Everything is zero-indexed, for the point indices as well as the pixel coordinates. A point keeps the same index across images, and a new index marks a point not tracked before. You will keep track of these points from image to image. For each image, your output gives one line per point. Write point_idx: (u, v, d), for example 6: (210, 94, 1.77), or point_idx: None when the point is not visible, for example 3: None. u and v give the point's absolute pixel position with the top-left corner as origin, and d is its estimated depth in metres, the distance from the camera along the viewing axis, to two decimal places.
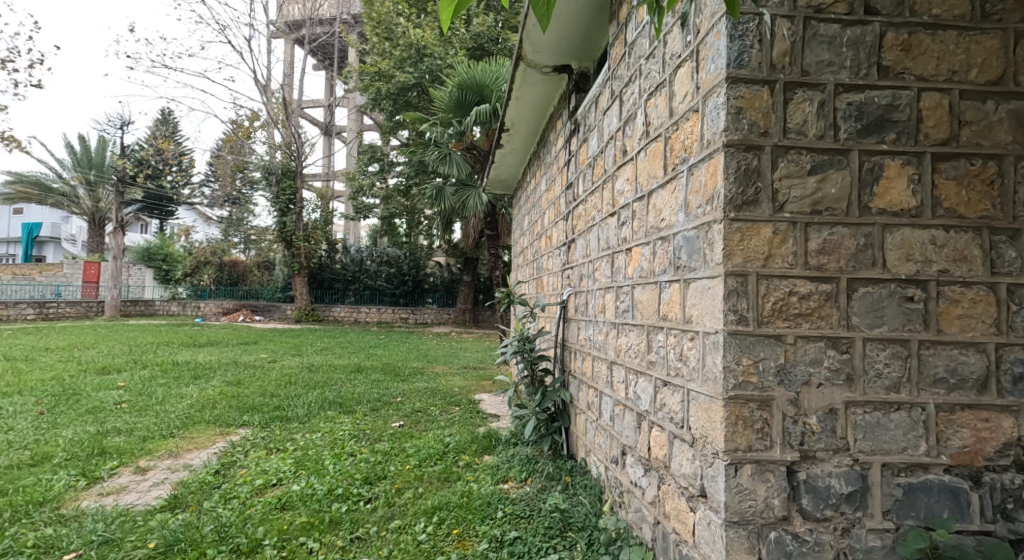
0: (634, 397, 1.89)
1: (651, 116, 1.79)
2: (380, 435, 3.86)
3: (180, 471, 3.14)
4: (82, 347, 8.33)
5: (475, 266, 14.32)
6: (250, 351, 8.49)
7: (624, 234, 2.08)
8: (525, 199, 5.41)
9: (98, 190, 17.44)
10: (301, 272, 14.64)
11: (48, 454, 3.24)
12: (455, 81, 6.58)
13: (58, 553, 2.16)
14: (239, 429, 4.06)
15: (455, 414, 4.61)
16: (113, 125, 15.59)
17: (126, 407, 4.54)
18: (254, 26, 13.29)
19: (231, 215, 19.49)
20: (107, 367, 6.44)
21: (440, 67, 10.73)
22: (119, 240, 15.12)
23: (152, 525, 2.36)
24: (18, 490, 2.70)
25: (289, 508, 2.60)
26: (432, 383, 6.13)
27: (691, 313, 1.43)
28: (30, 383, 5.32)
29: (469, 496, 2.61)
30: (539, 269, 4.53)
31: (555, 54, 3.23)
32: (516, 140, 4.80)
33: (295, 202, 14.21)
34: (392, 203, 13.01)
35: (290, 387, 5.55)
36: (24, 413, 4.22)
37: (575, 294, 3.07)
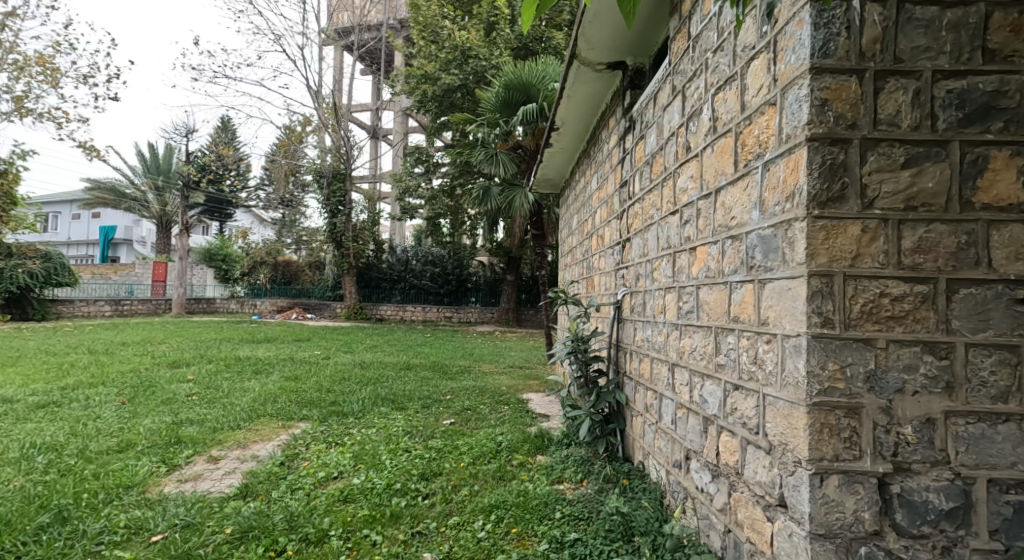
0: (700, 400, 1.83)
1: (719, 110, 1.74)
2: (433, 432, 3.92)
3: (249, 461, 3.30)
4: (154, 342, 8.93)
5: (518, 266, 14.39)
6: (303, 348, 8.85)
7: (687, 233, 2.03)
8: (574, 198, 5.38)
9: (166, 195, 18.59)
10: (349, 272, 15.11)
11: (132, 442, 3.47)
12: (502, 81, 6.61)
13: (147, 534, 2.32)
14: (299, 423, 4.23)
15: (504, 413, 4.62)
16: (180, 132, 16.60)
17: (196, 399, 4.82)
18: (306, 35, 13.86)
19: (286, 217, 20.37)
20: (177, 361, 6.87)
21: (485, 68, 10.81)
22: (184, 242, 16.06)
23: (227, 511, 2.49)
24: (107, 474, 2.91)
25: (351, 501, 2.68)
26: (478, 381, 6.19)
27: (767, 315, 1.38)
28: (110, 375, 5.74)
29: (525, 496, 2.61)
30: (590, 268, 4.49)
31: (610, 51, 3.19)
32: (566, 139, 4.76)
33: (345, 203, 14.67)
34: (437, 203, 12.93)
35: (345, 383, 5.74)
36: (108, 403, 4.55)
37: (631, 294, 3.02)
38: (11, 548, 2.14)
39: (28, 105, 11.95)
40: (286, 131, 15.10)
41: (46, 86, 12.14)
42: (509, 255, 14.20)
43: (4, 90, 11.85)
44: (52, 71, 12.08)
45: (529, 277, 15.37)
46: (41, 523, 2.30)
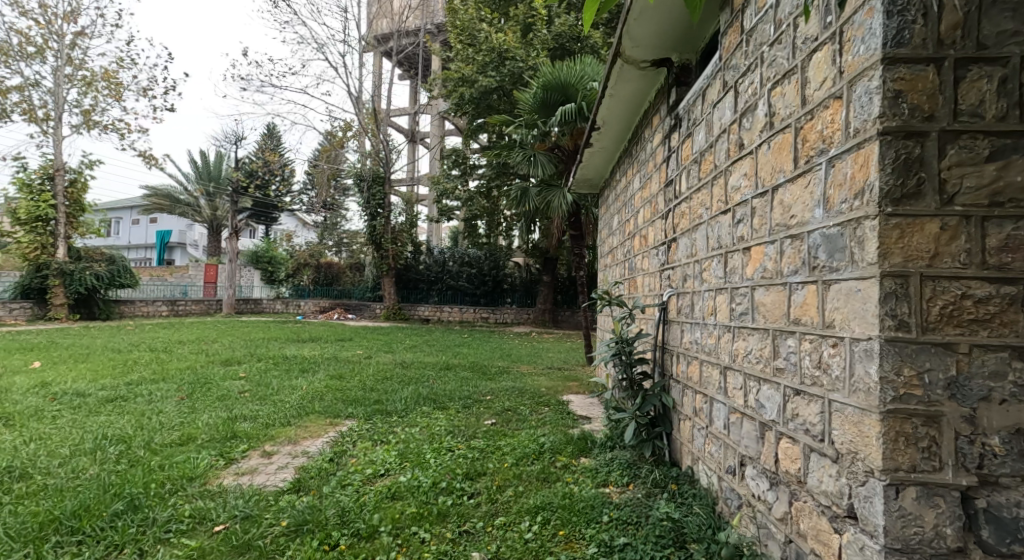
0: (755, 405, 1.77)
1: (775, 105, 1.69)
2: (474, 432, 3.94)
3: (300, 457, 3.41)
4: (207, 340, 9.36)
5: (554, 266, 14.34)
6: (346, 348, 9.09)
7: (740, 233, 1.97)
8: (614, 198, 5.32)
9: (217, 200, 19.45)
10: (389, 273, 15.42)
11: (192, 435, 3.64)
12: (540, 81, 6.58)
13: (210, 524, 2.43)
14: (346, 420, 4.34)
15: (545, 414, 4.61)
16: (230, 140, 17.34)
17: (248, 395, 5.02)
18: (346, 43, 14.22)
19: (329, 220, 20.96)
20: (230, 359, 7.17)
21: (522, 70, 10.81)
22: (234, 244, 16.74)
23: (282, 505, 2.58)
24: (171, 466, 3.06)
25: (399, 498, 2.73)
26: (517, 382, 6.20)
27: (832, 317, 1.32)
28: (169, 372, 6.05)
29: (571, 498, 2.59)
30: (633, 269, 4.43)
31: (655, 47, 3.12)
32: (607, 138, 4.70)
33: (384, 206, 15.02)
34: (474, 205, 13.08)
35: (387, 382, 5.86)
36: (169, 398, 4.78)
37: (678, 295, 2.96)
38: (91, 533, 2.29)
39: (94, 118, 12.74)
40: (328, 136, 15.35)
41: (109, 100, 12.91)
42: (545, 255, 14.16)
43: (74, 105, 12.66)
44: (115, 86, 12.83)
45: (566, 278, 15.27)
46: (116, 510, 2.44)
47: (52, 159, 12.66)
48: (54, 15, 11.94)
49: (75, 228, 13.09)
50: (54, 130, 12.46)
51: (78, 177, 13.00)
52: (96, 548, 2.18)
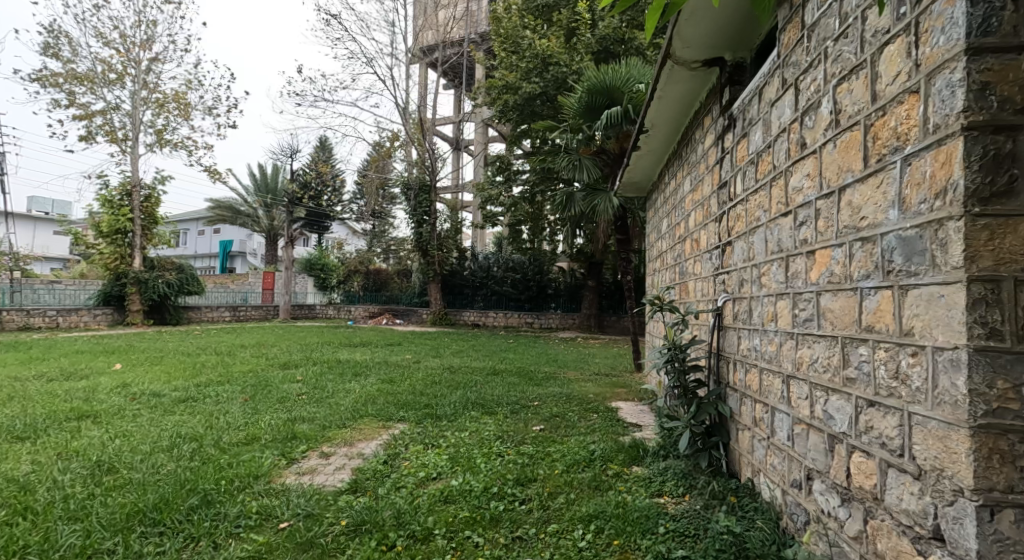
0: (824, 416, 1.69)
1: (842, 102, 1.61)
2: (523, 438, 3.93)
3: (356, 458, 3.51)
4: (267, 345, 9.80)
5: (599, 270, 14.19)
6: (395, 352, 9.29)
7: (803, 236, 1.89)
8: (663, 202, 5.21)
9: (274, 210, 20.37)
10: (435, 279, 15.70)
11: (256, 435, 3.81)
12: (585, 85, 6.53)
13: (276, 521, 2.53)
14: (397, 424, 4.43)
15: (593, 421, 4.55)
16: (285, 153, 18.14)
17: (305, 398, 5.22)
18: (394, 56, 14.62)
19: (378, 228, 21.55)
20: (287, 363, 7.47)
21: (566, 74, 10.79)
22: (289, 253, 17.48)
23: (341, 505, 2.66)
24: (238, 464, 3.21)
25: (451, 502, 2.76)
26: (564, 388, 6.16)
27: (911, 325, 1.25)
28: (232, 374, 6.36)
29: (625, 508, 2.54)
30: (684, 273, 4.32)
31: (707, 47, 3.06)
32: (655, 140, 4.62)
33: (430, 213, 15.34)
34: (518, 210, 13.13)
35: (436, 386, 5.95)
36: (233, 399, 5.03)
37: (734, 301, 2.86)
38: (171, 526, 2.43)
39: (166, 136, 13.62)
40: (376, 147, 15.77)
41: (178, 119, 13.77)
42: (590, 260, 14.03)
43: (148, 125, 13.59)
44: (183, 106, 13.68)
45: (611, 282, 15.07)
46: (191, 505, 2.58)
47: (129, 176, 13.62)
48: (132, 44, 12.88)
49: (149, 239, 14.02)
50: (131, 149, 13.40)
51: (152, 192, 13.93)
52: (175, 540, 2.32)
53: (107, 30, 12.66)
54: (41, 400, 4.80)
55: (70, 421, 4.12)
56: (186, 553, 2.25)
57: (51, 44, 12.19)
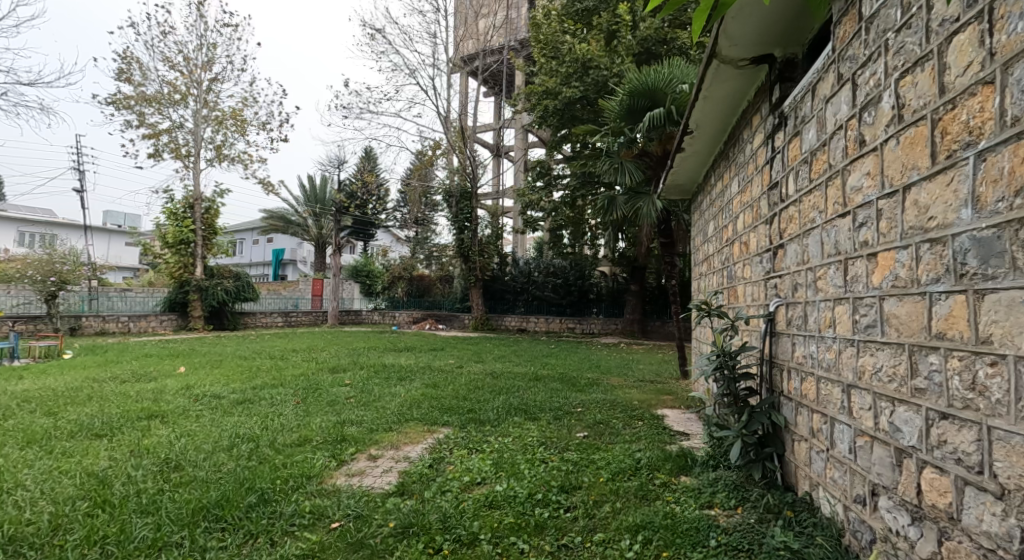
0: (889, 428, 1.60)
1: (905, 96, 1.53)
2: (567, 445, 3.90)
3: (402, 461, 3.56)
4: (317, 349, 10.12)
5: (642, 275, 13.96)
6: (439, 357, 9.41)
7: (863, 237, 1.79)
8: (709, 204, 5.08)
9: (322, 220, 21.05)
10: (476, 284, 15.84)
11: (308, 437, 3.94)
12: (626, 88, 6.47)
13: (328, 521, 2.60)
14: (442, 428, 4.48)
15: (639, 429, 4.46)
16: (332, 164, 18.75)
17: (353, 401, 5.35)
18: (436, 67, 14.90)
19: (421, 235, 21.93)
20: (336, 367, 7.69)
21: (607, 77, 10.70)
22: (337, 260, 18.01)
23: (389, 506, 2.71)
24: (292, 464, 3.32)
25: (496, 507, 2.76)
26: (608, 394, 6.07)
27: (989, 332, 1.18)
28: (286, 378, 6.59)
29: (673, 519, 2.48)
30: (732, 278, 4.19)
31: (755, 44, 2.97)
32: (700, 142, 4.51)
33: (471, 220, 15.53)
34: (559, 215, 13.10)
35: (479, 391, 5.98)
36: (287, 402, 5.21)
37: (788, 306, 2.75)
38: (232, 522, 2.54)
39: (224, 152, 14.33)
40: (418, 156, 16.06)
41: (235, 135, 14.47)
42: (632, 264, 13.82)
43: (207, 141, 14.34)
44: (240, 122, 14.37)
45: (655, 287, 14.80)
46: (250, 503, 2.69)
47: (191, 189, 14.39)
48: (194, 66, 13.64)
49: (209, 249, 14.75)
50: (193, 164, 14.16)
51: (211, 204, 14.67)
52: (236, 536, 2.42)
53: (173, 54, 13.47)
54: (115, 400, 5.12)
55: (141, 420, 4.37)
56: (246, 548, 2.35)
57: (124, 70, 13.06)
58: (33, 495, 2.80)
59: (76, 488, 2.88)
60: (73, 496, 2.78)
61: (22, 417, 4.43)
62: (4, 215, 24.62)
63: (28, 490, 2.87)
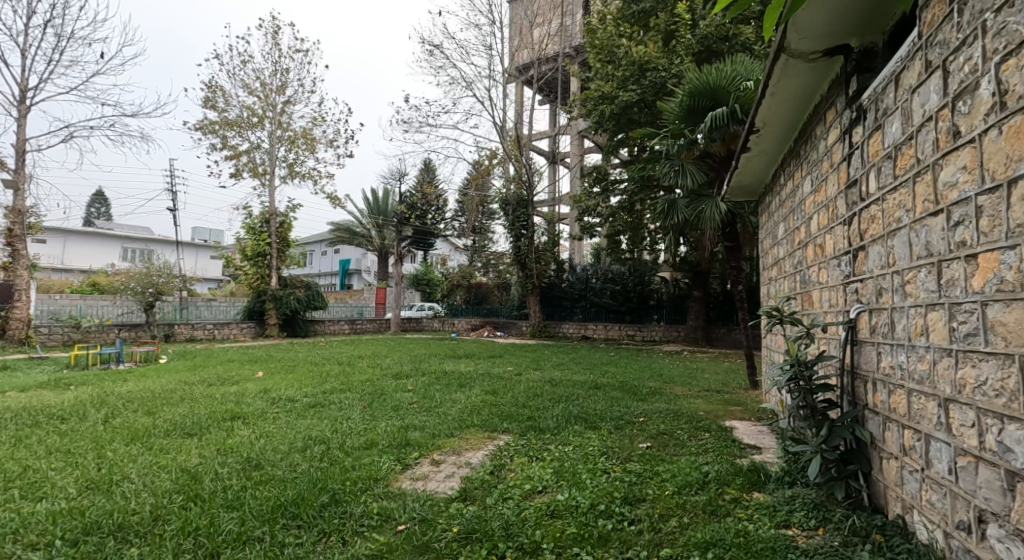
0: (998, 448, 1.47)
1: (1010, 82, 1.41)
2: (630, 455, 3.79)
3: (464, 467, 3.59)
4: (380, 356, 10.44)
5: (705, 280, 13.49)
6: (498, 364, 9.46)
7: (959, 237, 1.65)
8: (779, 205, 4.84)
9: (385, 230, 21.78)
10: (534, 291, 15.86)
11: (375, 440, 4.05)
12: (687, 88, 6.30)
13: (394, 523, 2.66)
14: (502, 435, 4.49)
15: (706, 441, 4.28)
16: (394, 176, 19.40)
17: (416, 406, 5.46)
18: (492, 78, 15.13)
19: (478, 243, 22.25)
20: (400, 373, 7.90)
21: (665, 79, 10.45)
22: (398, 269, 18.56)
23: (452, 511, 2.74)
24: (360, 466, 3.42)
25: (558, 516, 2.73)
26: (672, 404, 5.87)
27: None
28: (353, 383, 6.84)
29: (746, 537, 2.35)
30: (806, 282, 3.96)
31: (828, 35, 2.82)
32: (768, 140, 4.31)
33: (528, 227, 15.59)
34: (617, 220, 12.91)
35: (539, 399, 5.95)
36: (354, 406, 5.40)
37: (870, 312, 2.57)
38: (306, 520, 2.65)
39: (296, 169, 15.15)
40: (475, 165, 16.32)
41: (306, 152, 15.27)
42: (695, 269, 13.40)
43: (281, 160, 15.21)
44: (310, 140, 15.17)
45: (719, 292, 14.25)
46: (322, 502, 2.79)
47: (267, 204, 15.31)
48: (269, 91, 14.54)
49: (282, 260, 15.60)
50: (269, 181, 15.06)
51: (285, 218, 15.53)
52: (310, 534, 2.52)
53: (251, 81, 14.42)
54: (203, 402, 5.49)
55: (225, 421, 4.66)
56: (318, 546, 2.43)
57: (209, 97, 14.11)
58: (135, 487, 3.03)
59: (172, 483, 3.10)
60: (169, 489, 2.99)
61: (125, 416, 4.83)
62: (109, 233, 27.14)
63: (131, 483, 3.11)
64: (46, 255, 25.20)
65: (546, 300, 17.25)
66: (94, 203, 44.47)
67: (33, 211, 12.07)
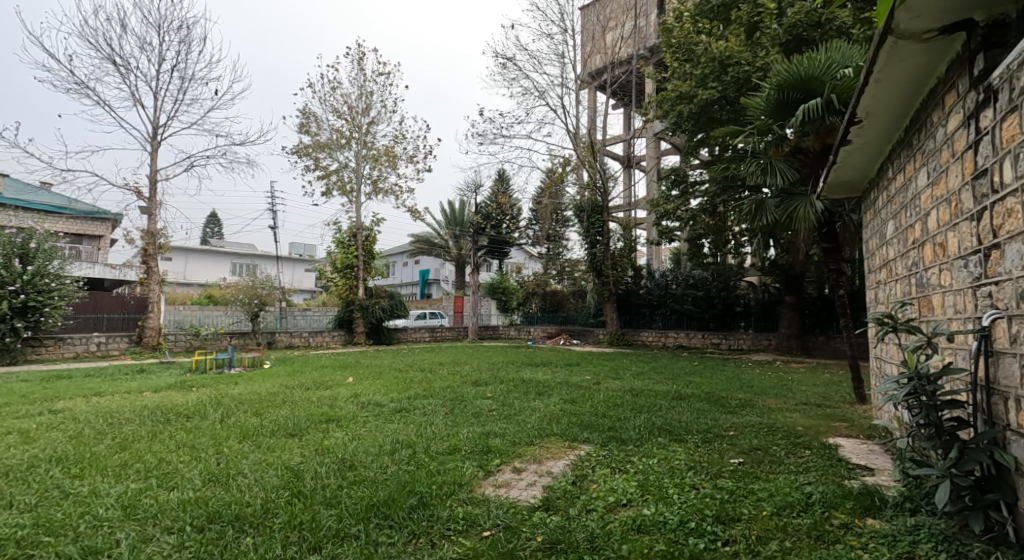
0: None
1: None
2: (721, 471, 3.58)
3: (546, 476, 3.56)
4: (460, 363, 10.66)
5: (798, 284, 12.59)
6: (576, 372, 9.36)
7: None
8: (887, 201, 4.40)
9: (461, 241, 22.32)
10: (611, 299, 15.58)
11: (457, 446, 4.11)
12: (774, 81, 5.93)
13: (479, 529, 2.68)
14: (583, 444, 4.40)
15: (807, 459, 3.95)
16: (470, 188, 19.88)
17: (495, 413, 5.50)
18: (565, 86, 15.11)
19: (553, 251, 22.21)
20: (479, 380, 8.01)
21: (749, 73, 9.90)
22: (475, 278, 18.92)
23: (536, 520, 2.72)
24: (445, 471, 3.48)
25: (645, 532, 2.62)
26: (766, 418, 5.49)
27: None
28: (435, 389, 7.02)
29: None
30: (925, 286, 3.56)
31: (945, 11, 2.54)
32: (872, 132, 3.95)
33: (603, 233, 15.36)
34: (698, 224, 12.38)
35: (619, 408, 5.79)
36: (436, 412, 5.53)
37: (1009, 318, 2.26)
38: (398, 521, 2.73)
39: (380, 184, 15.92)
40: (549, 173, 16.33)
41: (389, 169, 16.03)
42: (787, 273, 12.54)
43: (366, 176, 16.05)
44: (392, 157, 15.91)
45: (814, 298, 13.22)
46: (412, 504, 2.88)
47: (354, 219, 16.22)
48: (355, 113, 15.42)
49: (369, 272, 16.43)
50: (355, 197, 15.94)
51: (370, 232, 16.35)
52: (401, 534, 2.59)
53: (339, 105, 15.38)
54: (302, 404, 5.87)
55: (322, 423, 4.94)
56: (410, 547, 2.50)
57: (303, 122, 15.21)
58: (248, 481, 3.28)
59: (278, 479, 3.31)
60: (276, 485, 3.21)
61: (238, 416, 5.27)
62: (221, 250, 30.01)
63: (245, 477, 3.36)
64: (170, 270, 28.21)
65: (624, 307, 16.87)
66: (210, 224, 49.59)
67: (162, 232, 13.58)
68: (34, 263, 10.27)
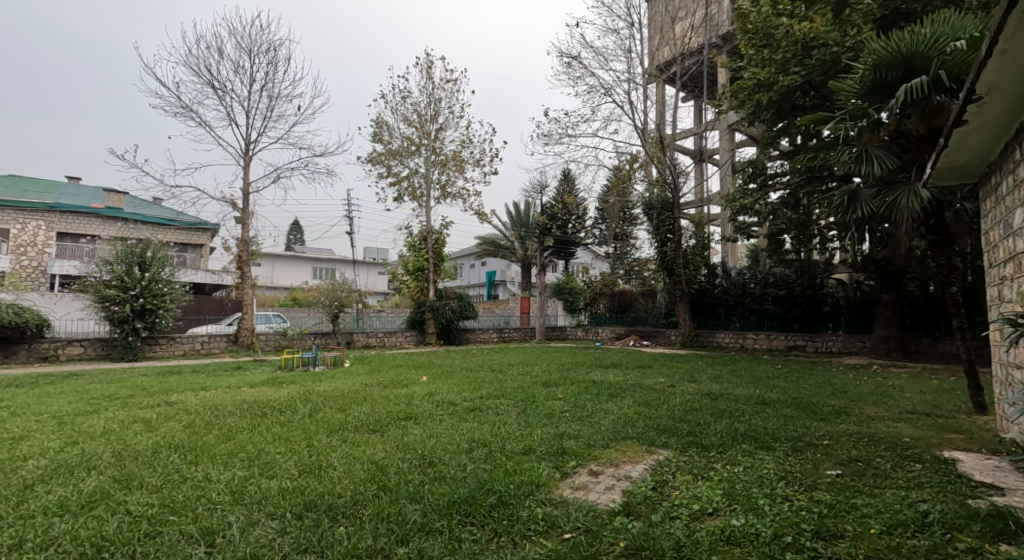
0: None
1: None
2: (816, 482, 3.32)
3: (624, 480, 3.46)
4: (529, 364, 10.65)
5: (896, 281, 11.53)
6: (649, 374, 9.07)
7: None
8: (1014, 186, 3.90)
9: (528, 242, 22.39)
10: (684, 299, 15.04)
11: (532, 447, 4.10)
12: (870, 60, 5.44)
13: (560, 530, 2.65)
14: (661, 449, 4.24)
15: (918, 474, 3.58)
16: (535, 189, 19.92)
17: (568, 415, 5.43)
18: (632, 81, 14.74)
19: (621, 250, 21.78)
20: (548, 381, 7.96)
21: (838, 54, 9.17)
22: (542, 279, 18.90)
23: (618, 525, 2.65)
24: (522, 472, 3.47)
25: (736, 544, 2.48)
26: (865, 427, 5.05)
27: None
28: (506, 389, 7.07)
29: None
30: None
31: None
32: (995, 111, 3.53)
33: (674, 231, 14.87)
34: (780, 219, 11.66)
35: (697, 413, 5.54)
36: (508, 412, 5.55)
37: None
38: (479, 519, 2.76)
39: (449, 189, 16.31)
40: (616, 172, 15.98)
41: (456, 173, 16.39)
42: (883, 269, 11.52)
43: (436, 181, 16.49)
44: (459, 161, 16.23)
45: (916, 296, 12.04)
46: (492, 502, 2.89)
47: (424, 223, 16.71)
48: (425, 120, 15.90)
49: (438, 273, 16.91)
50: (426, 201, 16.41)
51: (440, 235, 16.77)
52: (484, 532, 2.62)
53: (410, 113, 15.91)
54: (381, 402, 6.11)
55: (401, 420, 5.11)
56: (492, 545, 2.52)
57: (377, 131, 15.88)
58: (338, 474, 3.44)
59: (365, 472, 3.45)
60: (364, 478, 3.34)
61: (324, 411, 5.56)
62: (303, 256, 31.97)
63: (335, 470, 3.53)
64: (261, 275, 30.35)
65: (698, 307, 16.30)
66: (292, 231, 52.89)
67: (255, 240, 14.64)
68: (150, 270, 11.39)
